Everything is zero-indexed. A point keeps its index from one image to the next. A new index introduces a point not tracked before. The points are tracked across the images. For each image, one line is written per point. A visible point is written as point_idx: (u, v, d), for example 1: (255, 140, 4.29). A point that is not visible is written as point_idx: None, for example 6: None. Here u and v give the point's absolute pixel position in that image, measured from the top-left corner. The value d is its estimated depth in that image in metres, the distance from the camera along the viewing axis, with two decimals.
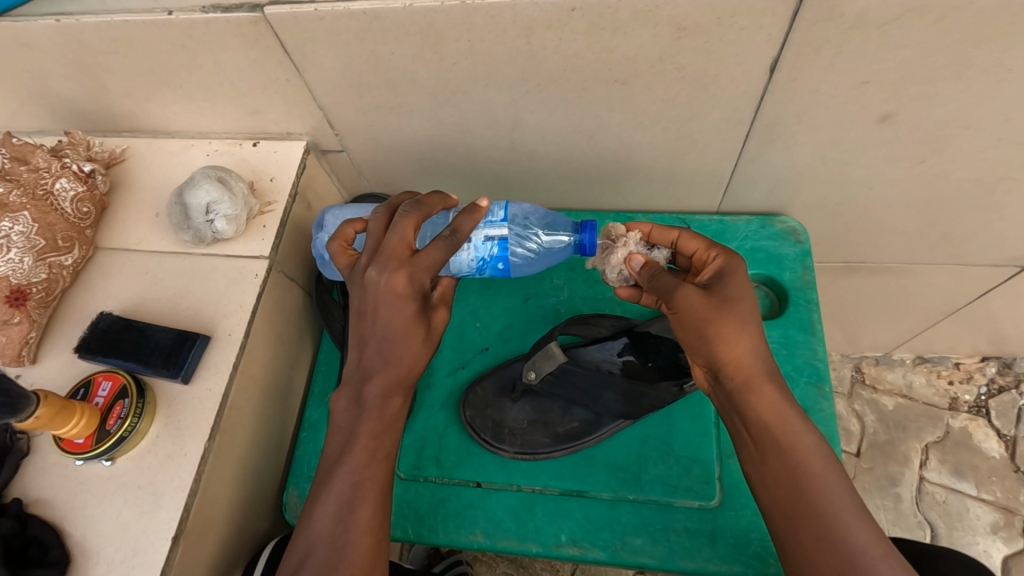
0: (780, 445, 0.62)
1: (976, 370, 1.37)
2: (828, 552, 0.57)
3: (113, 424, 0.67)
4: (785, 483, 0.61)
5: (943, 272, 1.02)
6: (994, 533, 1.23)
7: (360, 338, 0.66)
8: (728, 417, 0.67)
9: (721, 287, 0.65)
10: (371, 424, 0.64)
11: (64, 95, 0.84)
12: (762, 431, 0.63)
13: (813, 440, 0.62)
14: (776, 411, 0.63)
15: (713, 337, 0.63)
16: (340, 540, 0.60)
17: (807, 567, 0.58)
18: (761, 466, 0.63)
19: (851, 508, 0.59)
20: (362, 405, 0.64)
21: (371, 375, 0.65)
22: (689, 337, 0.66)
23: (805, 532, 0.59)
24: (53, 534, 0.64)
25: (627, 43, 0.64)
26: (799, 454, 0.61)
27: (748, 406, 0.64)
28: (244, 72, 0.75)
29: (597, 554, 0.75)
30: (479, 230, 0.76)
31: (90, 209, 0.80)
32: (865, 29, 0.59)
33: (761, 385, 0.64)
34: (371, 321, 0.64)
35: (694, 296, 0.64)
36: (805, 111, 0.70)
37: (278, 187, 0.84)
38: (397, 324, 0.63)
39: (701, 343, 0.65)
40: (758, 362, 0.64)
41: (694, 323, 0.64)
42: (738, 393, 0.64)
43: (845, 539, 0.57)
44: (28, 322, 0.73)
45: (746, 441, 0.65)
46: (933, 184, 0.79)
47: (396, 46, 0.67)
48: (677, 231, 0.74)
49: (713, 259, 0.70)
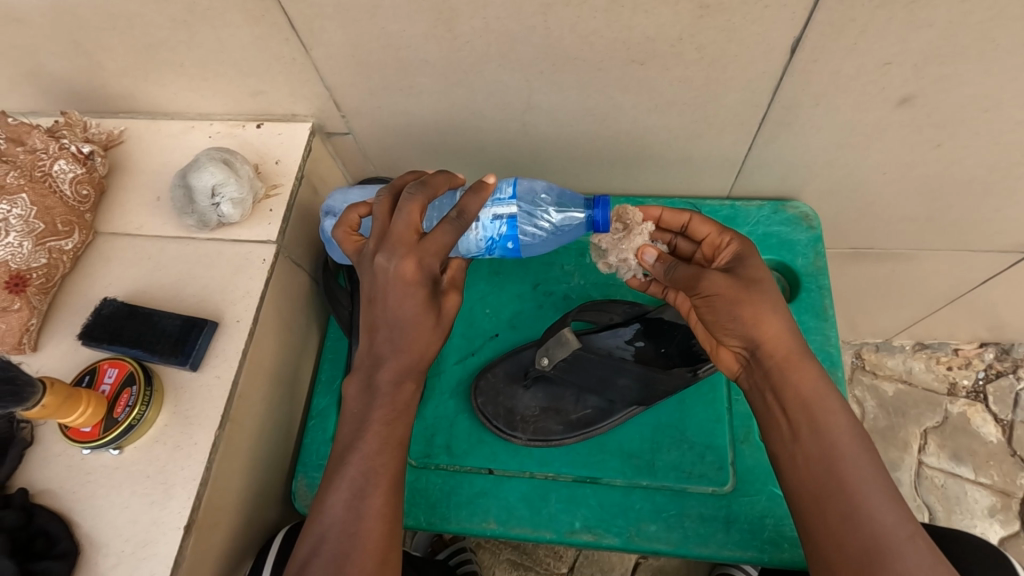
0: (816, 422, 0.62)
1: (974, 356, 1.38)
2: (853, 531, 0.58)
3: (120, 412, 0.66)
4: (815, 465, 0.61)
5: (950, 259, 1.01)
6: (991, 515, 1.25)
7: (370, 324, 0.64)
8: (760, 397, 0.67)
9: (745, 269, 0.66)
10: (383, 412, 0.62)
11: (58, 74, 0.81)
12: (798, 408, 0.63)
13: (846, 418, 0.62)
14: (814, 385, 0.63)
15: (746, 318, 0.64)
16: (352, 527, 0.59)
17: (830, 545, 0.59)
18: (792, 446, 0.63)
19: (880, 488, 0.59)
20: (374, 392, 0.63)
21: (381, 362, 0.63)
22: (718, 322, 0.66)
23: (830, 514, 0.59)
24: (60, 525, 0.62)
25: (647, 21, 0.62)
26: (832, 432, 0.62)
27: (786, 383, 0.64)
28: (248, 50, 0.73)
29: (611, 540, 0.75)
30: (487, 209, 0.75)
31: (89, 192, 0.78)
32: (891, 8, 0.57)
33: (800, 362, 0.64)
34: (381, 307, 0.62)
35: (720, 279, 0.64)
36: (824, 94, 0.69)
37: (284, 170, 0.82)
38: (407, 312, 0.61)
39: (734, 324, 0.65)
40: (793, 339, 0.65)
41: (726, 307, 0.64)
42: (777, 371, 0.64)
43: (871, 521, 0.58)
44: (27, 309, 0.71)
45: (780, 420, 0.65)
46: (947, 169, 0.78)
47: (408, 24, 0.65)
48: (688, 214, 0.74)
49: (728, 245, 0.70)
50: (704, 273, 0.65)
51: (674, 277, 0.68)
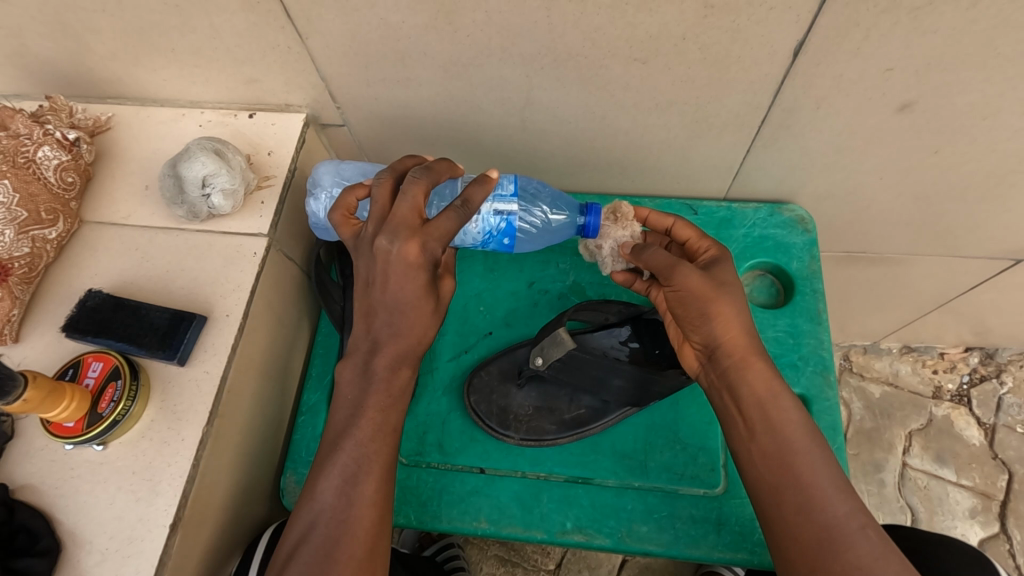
0: (770, 421, 0.63)
1: (959, 360, 1.40)
2: (808, 526, 0.58)
3: (105, 407, 0.64)
4: (773, 461, 0.62)
5: (940, 264, 1.02)
6: (971, 517, 1.26)
7: (366, 308, 0.63)
8: (715, 395, 0.67)
9: (717, 270, 0.67)
10: (377, 397, 0.61)
11: (43, 56, 0.79)
12: (754, 407, 0.63)
13: (806, 416, 0.63)
14: (769, 388, 0.64)
15: (713, 314, 0.64)
16: (342, 513, 0.58)
17: (797, 546, 0.59)
18: (749, 443, 0.64)
19: (832, 484, 0.60)
20: (368, 376, 0.62)
21: (377, 346, 0.62)
22: (687, 317, 0.67)
23: (791, 507, 0.60)
24: (41, 522, 0.61)
25: (652, 19, 0.61)
26: (786, 428, 0.62)
27: (742, 382, 0.64)
28: (242, 37, 0.71)
29: (602, 541, 0.75)
30: (487, 203, 0.74)
31: (75, 179, 0.76)
32: (897, 13, 0.57)
33: (754, 362, 0.65)
34: (379, 291, 0.61)
35: (694, 273, 0.65)
36: (826, 97, 0.69)
37: (278, 161, 0.80)
38: (406, 294, 0.61)
39: (701, 321, 0.65)
40: (750, 340, 0.65)
41: (693, 302, 0.65)
42: (734, 370, 0.65)
43: (830, 514, 0.58)
44: (9, 299, 0.68)
45: (738, 420, 0.65)
46: (942, 176, 0.78)
47: (408, 14, 0.63)
48: (673, 219, 0.75)
49: (706, 250, 0.71)
50: (680, 264, 0.66)
51: (647, 260, 0.69)
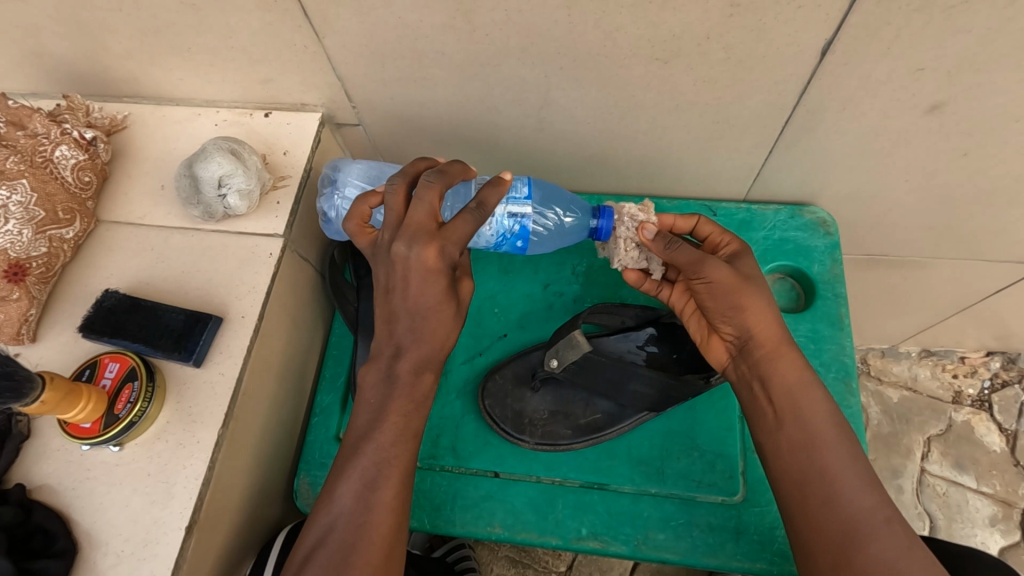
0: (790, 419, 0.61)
1: (980, 364, 1.37)
2: (828, 520, 0.57)
3: (121, 408, 0.64)
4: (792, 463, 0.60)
5: (963, 267, 0.99)
6: (992, 525, 1.24)
7: (389, 313, 0.62)
8: (748, 387, 0.66)
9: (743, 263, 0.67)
10: (400, 403, 0.61)
11: (61, 56, 0.79)
12: (783, 394, 0.63)
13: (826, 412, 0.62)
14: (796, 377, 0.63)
15: (743, 306, 0.64)
16: (360, 518, 0.57)
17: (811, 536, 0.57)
18: (778, 433, 0.62)
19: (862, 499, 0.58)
20: (392, 383, 0.61)
21: (401, 352, 0.62)
22: (716, 310, 0.66)
23: (810, 501, 0.58)
24: (57, 523, 0.61)
25: (676, 18, 0.60)
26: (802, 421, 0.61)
27: (774, 372, 0.63)
28: (258, 36, 0.70)
29: (618, 548, 0.74)
30: (502, 206, 0.75)
31: (91, 178, 0.76)
32: (930, 12, 0.55)
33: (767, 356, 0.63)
34: (401, 298, 0.61)
35: (723, 267, 0.64)
36: (852, 97, 0.67)
37: (293, 162, 0.80)
38: (431, 300, 0.60)
39: (730, 313, 0.65)
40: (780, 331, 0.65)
41: (725, 294, 0.64)
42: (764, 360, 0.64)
43: (849, 506, 0.57)
44: (27, 299, 0.69)
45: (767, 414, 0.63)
46: (970, 178, 0.76)
47: (427, 14, 0.63)
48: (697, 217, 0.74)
49: (727, 245, 0.71)
50: (708, 258, 0.64)
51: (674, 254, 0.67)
